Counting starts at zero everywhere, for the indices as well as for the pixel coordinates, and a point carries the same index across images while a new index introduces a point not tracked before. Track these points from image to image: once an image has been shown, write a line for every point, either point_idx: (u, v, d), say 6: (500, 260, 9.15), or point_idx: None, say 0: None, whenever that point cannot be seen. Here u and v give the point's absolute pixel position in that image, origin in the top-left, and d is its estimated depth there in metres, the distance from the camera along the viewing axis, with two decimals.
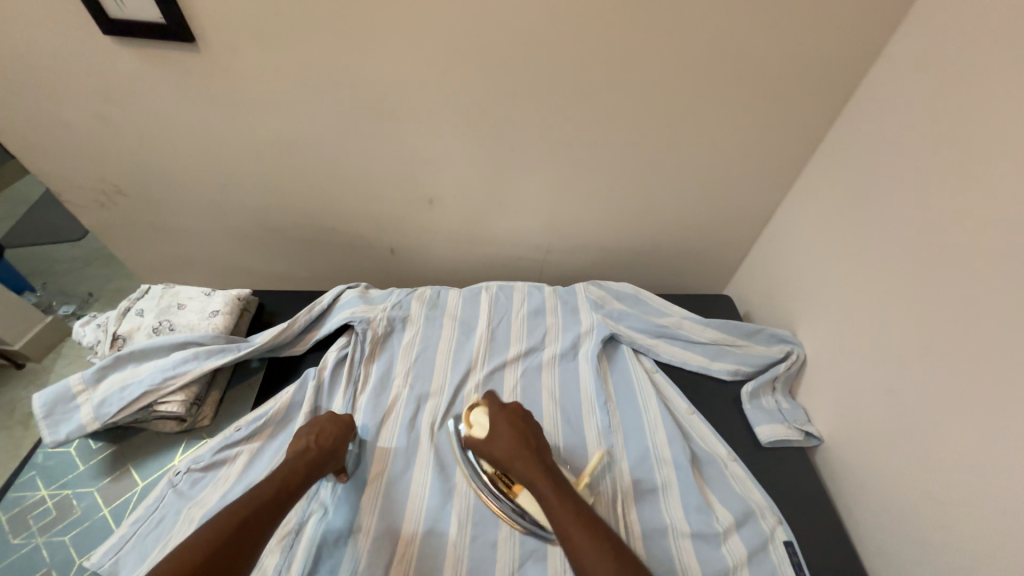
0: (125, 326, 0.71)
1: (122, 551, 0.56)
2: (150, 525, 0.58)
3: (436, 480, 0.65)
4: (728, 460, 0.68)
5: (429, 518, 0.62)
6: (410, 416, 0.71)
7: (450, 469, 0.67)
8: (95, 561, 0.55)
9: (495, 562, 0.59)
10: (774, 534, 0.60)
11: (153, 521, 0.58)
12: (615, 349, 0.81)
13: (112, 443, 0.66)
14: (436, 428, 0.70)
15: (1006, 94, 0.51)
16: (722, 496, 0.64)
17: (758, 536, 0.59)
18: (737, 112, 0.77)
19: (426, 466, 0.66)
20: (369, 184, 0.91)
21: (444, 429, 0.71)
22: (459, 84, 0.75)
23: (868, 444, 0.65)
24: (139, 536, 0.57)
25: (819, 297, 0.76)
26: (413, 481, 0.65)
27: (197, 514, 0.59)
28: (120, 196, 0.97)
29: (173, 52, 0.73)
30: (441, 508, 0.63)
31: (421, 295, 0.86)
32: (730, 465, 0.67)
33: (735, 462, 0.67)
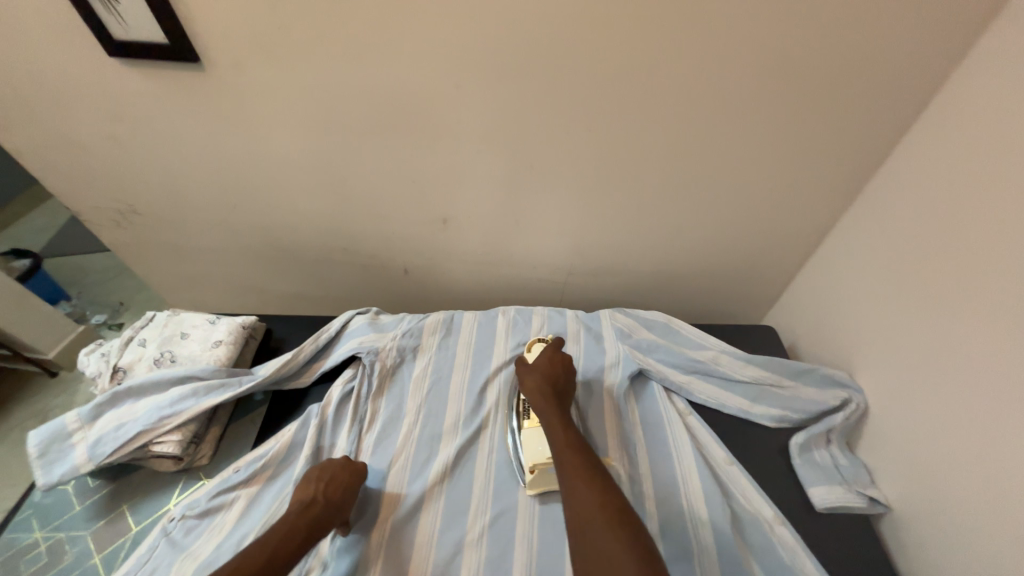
0: (126, 358, 0.68)
1: None
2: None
3: (445, 539, 0.58)
4: (775, 524, 0.58)
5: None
6: (422, 460, 0.65)
7: (461, 519, 0.60)
8: None
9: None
10: None
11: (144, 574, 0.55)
12: (644, 385, 0.73)
13: (108, 482, 0.64)
14: (448, 474, 0.64)
15: None
16: (768, 566, 0.55)
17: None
18: (785, 126, 0.68)
19: (435, 514, 0.60)
20: (382, 204, 0.87)
21: (458, 475, 0.64)
22: (475, 99, 0.70)
23: (950, 517, 0.55)
24: None
25: (884, 336, 0.66)
26: (419, 533, 0.59)
27: (189, 567, 0.55)
28: (137, 215, 0.96)
29: (178, 72, 0.71)
30: (450, 564, 0.56)
31: (434, 321, 0.80)
32: (778, 529, 0.58)
33: (783, 527, 0.58)
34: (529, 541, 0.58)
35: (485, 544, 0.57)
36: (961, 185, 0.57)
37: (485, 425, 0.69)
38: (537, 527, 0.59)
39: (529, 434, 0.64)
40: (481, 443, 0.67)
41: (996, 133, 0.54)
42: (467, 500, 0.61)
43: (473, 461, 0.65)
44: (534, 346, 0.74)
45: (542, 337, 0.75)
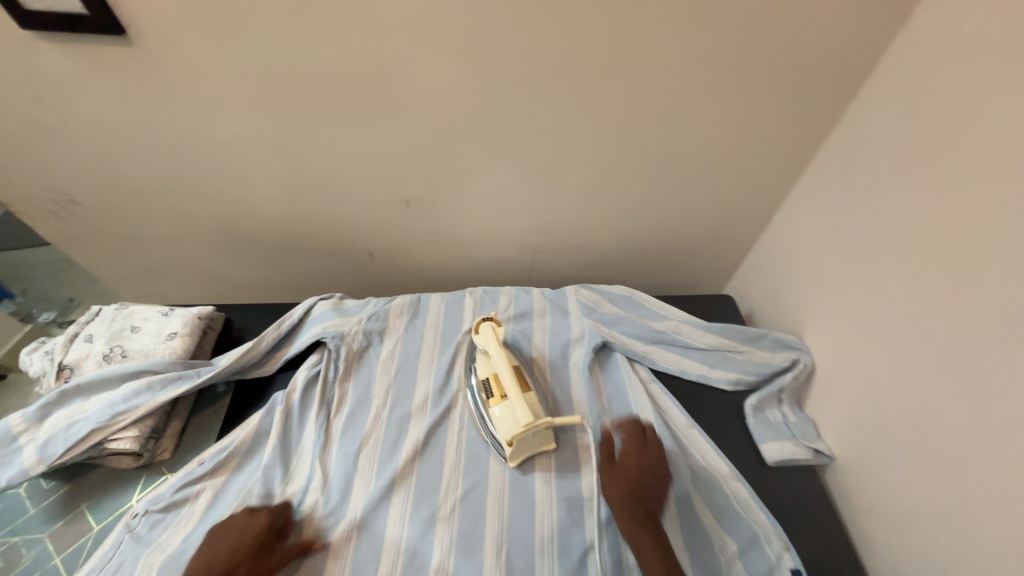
0: (73, 355, 0.65)
1: None
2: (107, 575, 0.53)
3: (417, 514, 0.59)
4: (730, 479, 0.62)
5: (411, 557, 0.56)
6: (391, 441, 0.65)
7: (434, 495, 0.60)
8: None
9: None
10: (780, 562, 0.55)
11: (111, 570, 0.54)
12: (608, 357, 0.75)
13: (64, 483, 0.61)
14: (419, 453, 0.64)
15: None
16: (721, 518, 0.59)
17: (760, 567, 0.56)
18: (740, 96, 0.69)
19: (406, 492, 0.61)
20: (340, 185, 0.84)
21: (428, 453, 0.64)
22: (428, 73, 0.68)
23: (882, 462, 0.60)
24: None
25: (830, 300, 0.70)
26: (389, 514, 0.59)
27: (156, 562, 0.54)
28: (76, 204, 0.90)
29: (103, 47, 0.65)
30: (423, 535, 0.57)
31: (400, 303, 0.79)
32: (733, 484, 0.62)
33: (737, 482, 0.62)
34: (501, 511, 0.59)
35: (456, 518, 0.58)
36: (902, 155, 0.60)
37: (454, 404, 0.69)
38: (509, 497, 0.60)
39: (500, 409, 0.62)
40: (450, 420, 0.67)
41: (935, 104, 0.56)
42: (438, 476, 0.62)
43: (444, 439, 0.66)
44: (480, 328, 0.69)
45: (488, 317, 0.70)
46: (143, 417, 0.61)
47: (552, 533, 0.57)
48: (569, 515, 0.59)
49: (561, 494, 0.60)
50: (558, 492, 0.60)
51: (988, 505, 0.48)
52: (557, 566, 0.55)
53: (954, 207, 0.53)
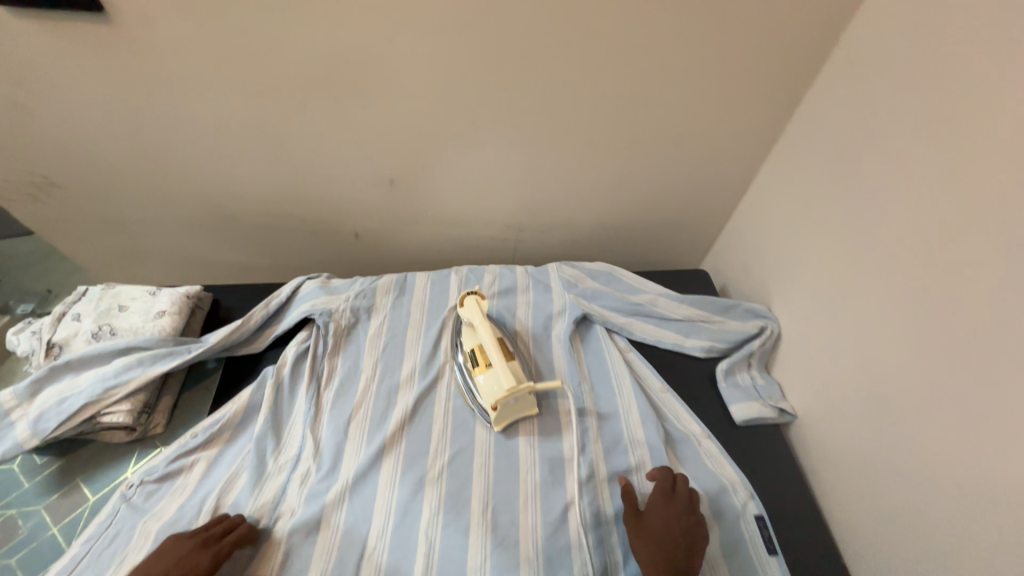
0: (61, 333, 0.66)
1: (76, 571, 0.53)
2: (103, 542, 0.55)
3: (408, 477, 0.61)
4: (702, 438, 0.67)
5: (401, 517, 0.58)
6: (381, 410, 0.68)
7: (424, 459, 0.63)
8: None
9: (465, 550, 0.55)
10: (746, 508, 0.61)
11: (107, 539, 0.55)
12: (588, 329, 0.78)
13: (57, 458, 0.63)
14: (408, 421, 0.66)
15: (983, 58, 0.49)
16: (693, 475, 0.64)
17: (727, 516, 0.61)
18: (712, 75, 0.72)
19: (397, 457, 0.63)
20: (326, 166, 0.85)
21: (417, 421, 0.67)
22: (411, 53, 0.69)
23: (838, 417, 0.65)
24: (92, 554, 0.54)
25: (796, 270, 0.75)
26: (380, 478, 0.61)
27: (154, 528, 0.56)
28: (55, 187, 0.89)
29: (81, 24, 0.65)
30: (413, 497, 0.60)
31: (387, 282, 0.81)
32: (704, 442, 0.67)
33: (709, 440, 0.67)
34: (487, 471, 0.62)
35: (445, 479, 0.61)
36: (861, 131, 0.64)
37: (441, 376, 0.71)
38: (494, 460, 0.63)
39: (484, 378, 0.65)
40: (438, 390, 0.70)
41: (889, 82, 0.60)
42: (427, 442, 0.65)
43: (432, 407, 0.68)
44: (466, 301, 0.71)
45: (473, 290, 0.73)
46: (135, 392, 0.63)
47: (534, 491, 0.61)
48: (552, 476, 0.62)
49: (543, 455, 0.64)
50: (542, 454, 0.64)
51: (929, 449, 0.53)
52: (540, 521, 0.58)
53: (905, 178, 0.57)
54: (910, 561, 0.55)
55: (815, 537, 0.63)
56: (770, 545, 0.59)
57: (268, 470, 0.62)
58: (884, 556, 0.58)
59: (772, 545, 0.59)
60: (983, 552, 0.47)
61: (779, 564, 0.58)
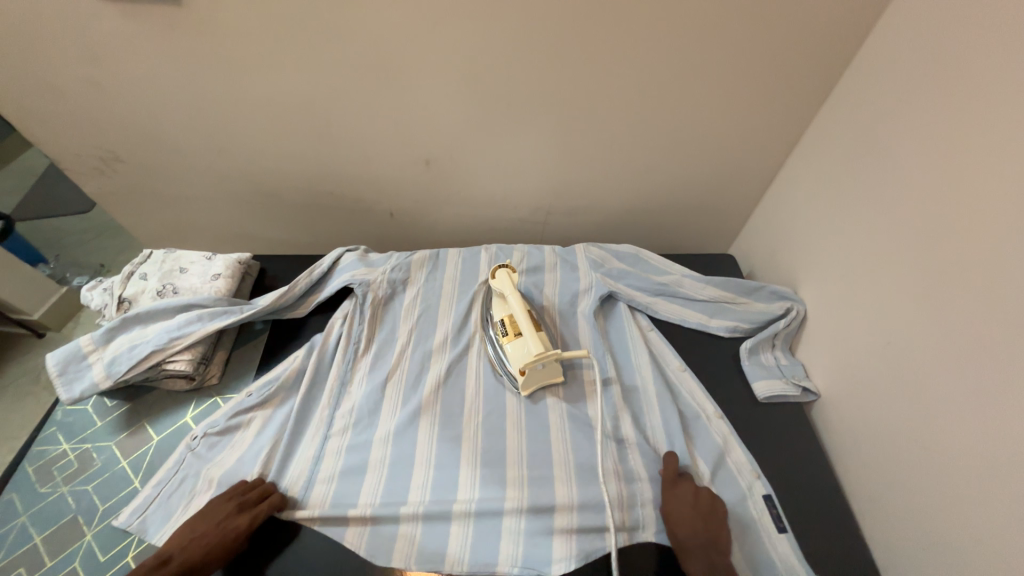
0: (130, 290, 0.72)
1: (148, 511, 0.59)
2: (173, 485, 0.61)
3: (444, 433, 0.66)
4: (713, 418, 0.69)
5: (439, 465, 0.63)
6: (415, 374, 0.72)
7: (458, 419, 0.67)
8: (123, 519, 0.58)
9: (502, 500, 0.59)
10: (752, 488, 0.63)
11: (175, 482, 0.61)
12: (612, 307, 0.80)
13: (126, 401, 0.69)
14: (442, 383, 0.70)
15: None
16: (707, 451, 0.65)
17: (736, 489, 0.63)
18: (744, 59, 0.73)
19: (433, 416, 0.67)
20: (364, 144, 0.89)
21: (449, 384, 0.71)
22: (449, 35, 0.72)
23: (860, 398, 0.66)
24: (163, 497, 0.60)
25: (823, 254, 0.75)
26: (418, 435, 0.65)
27: (215, 475, 0.61)
28: (119, 162, 0.97)
29: (150, 7, 0.70)
30: (450, 453, 0.64)
31: (421, 257, 0.84)
32: (715, 421, 0.68)
33: (721, 421, 0.68)
34: (519, 432, 0.66)
35: (479, 438, 0.65)
36: (896, 111, 0.63)
37: (472, 344, 0.75)
38: (526, 422, 0.67)
39: (513, 346, 0.68)
40: (468, 358, 0.74)
41: (928, 60, 0.59)
42: (459, 404, 0.69)
43: (462, 374, 0.72)
44: (497, 273, 0.73)
45: (504, 264, 0.75)
46: (195, 345, 0.68)
47: (565, 450, 0.64)
48: (580, 437, 0.65)
49: (571, 420, 0.67)
50: (570, 418, 0.67)
51: (950, 428, 0.53)
52: (573, 477, 0.61)
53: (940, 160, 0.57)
54: (927, 537, 0.56)
55: (832, 510, 0.65)
56: (779, 523, 0.60)
57: (311, 422, 0.67)
58: (901, 532, 0.59)
59: (781, 524, 0.60)
60: (1000, 529, 0.47)
61: (789, 541, 0.59)
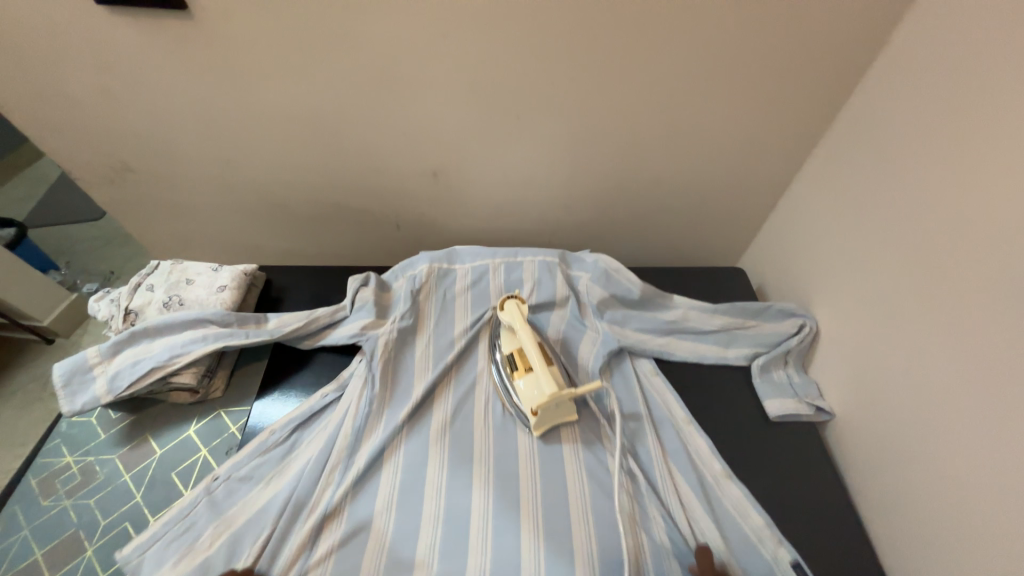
0: (137, 301, 0.72)
1: (152, 550, 0.55)
2: (179, 530, 0.56)
3: (452, 484, 0.61)
4: (722, 479, 0.63)
5: (448, 520, 0.59)
6: (419, 415, 0.67)
7: (468, 464, 0.63)
8: (125, 555, 0.55)
9: (518, 558, 0.55)
10: (778, 558, 0.57)
11: (183, 526, 0.56)
12: (619, 364, 0.74)
13: (130, 413, 0.69)
14: (448, 424, 0.66)
15: None
16: (724, 527, 0.59)
17: (760, 564, 0.56)
18: (752, 72, 0.72)
19: (439, 466, 0.63)
20: (372, 155, 0.89)
21: (456, 425, 0.67)
22: (457, 48, 0.72)
23: (875, 417, 0.64)
24: (171, 536, 0.56)
25: (836, 269, 0.74)
26: (427, 485, 0.61)
27: (226, 531, 0.56)
28: (129, 172, 0.98)
29: (162, 22, 0.71)
30: (466, 497, 0.60)
31: (429, 291, 0.76)
32: (723, 483, 0.63)
33: (729, 482, 0.62)
34: (532, 478, 0.62)
35: (490, 484, 0.61)
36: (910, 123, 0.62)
37: (479, 381, 0.72)
38: (541, 466, 0.64)
39: (524, 382, 0.65)
40: (477, 396, 0.70)
41: (942, 72, 0.58)
42: (468, 457, 0.64)
43: (471, 412, 0.68)
44: (506, 305, 0.70)
45: (514, 294, 0.72)
46: (196, 363, 0.67)
47: (585, 502, 0.61)
48: (599, 489, 0.62)
49: (590, 473, 0.63)
50: (584, 462, 0.64)
51: (970, 450, 0.52)
52: (596, 547, 0.57)
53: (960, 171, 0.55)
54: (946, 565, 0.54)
55: (848, 534, 0.63)
56: None
57: (310, 498, 0.59)
58: (920, 558, 0.57)
59: None
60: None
61: None
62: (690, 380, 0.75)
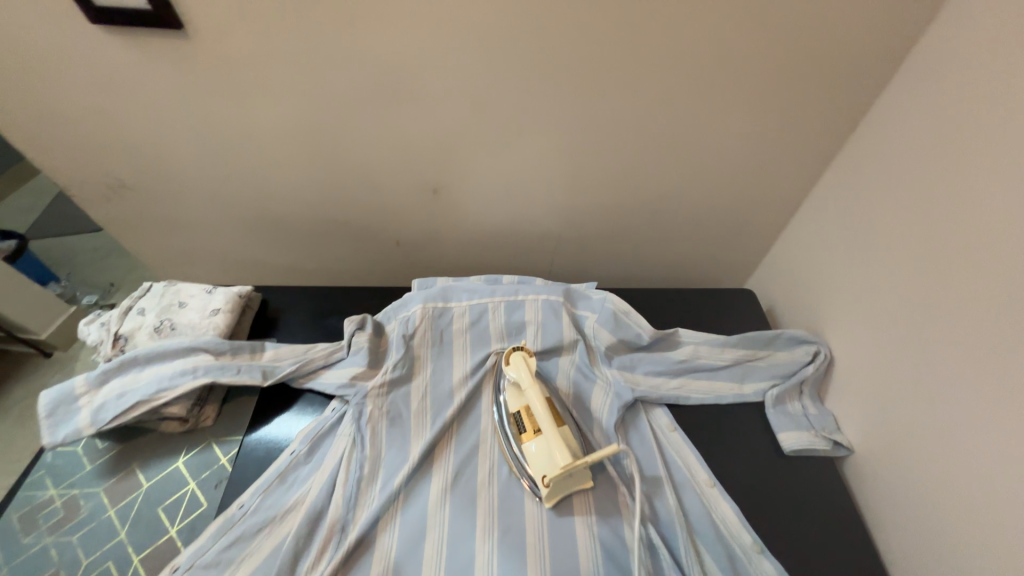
0: (127, 326, 0.70)
1: None
2: None
3: (452, 562, 0.56)
4: (753, 552, 0.58)
5: None
6: (415, 481, 0.63)
7: (468, 540, 0.58)
8: None
9: None
10: None
11: None
12: (634, 419, 0.69)
13: (117, 443, 0.66)
14: (449, 490, 0.62)
15: None
16: None
17: None
18: (764, 91, 0.70)
19: (438, 543, 0.58)
20: (374, 173, 0.87)
21: (458, 489, 0.62)
22: (463, 67, 0.71)
23: (902, 454, 0.62)
24: None
25: (853, 294, 0.71)
26: (424, 566, 0.56)
27: None
28: (127, 189, 0.96)
29: (163, 42, 0.70)
30: None
31: (425, 336, 0.73)
32: (755, 559, 0.58)
33: (761, 556, 0.58)
34: (541, 555, 0.57)
35: (496, 564, 0.56)
36: (940, 143, 0.60)
37: (484, 439, 0.67)
38: (550, 541, 0.58)
39: (535, 446, 0.61)
40: (480, 457, 0.65)
41: (976, 92, 0.56)
42: (471, 530, 0.58)
43: (473, 476, 0.63)
44: (512, 357, 0.65)
45: (520, 345, 0.68)
46: (185, 395, 0.65)
47: None
48: (617, 566, 0.56)
49: (607, 550, 0.57)
50: (600, 539, 0.58)
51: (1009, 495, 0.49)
52: None
53: (995, 195, 0.53)
54: None
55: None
56: None
57: None
58: None
59: None
60: None
61: None
62: (704, 408, 0.73)
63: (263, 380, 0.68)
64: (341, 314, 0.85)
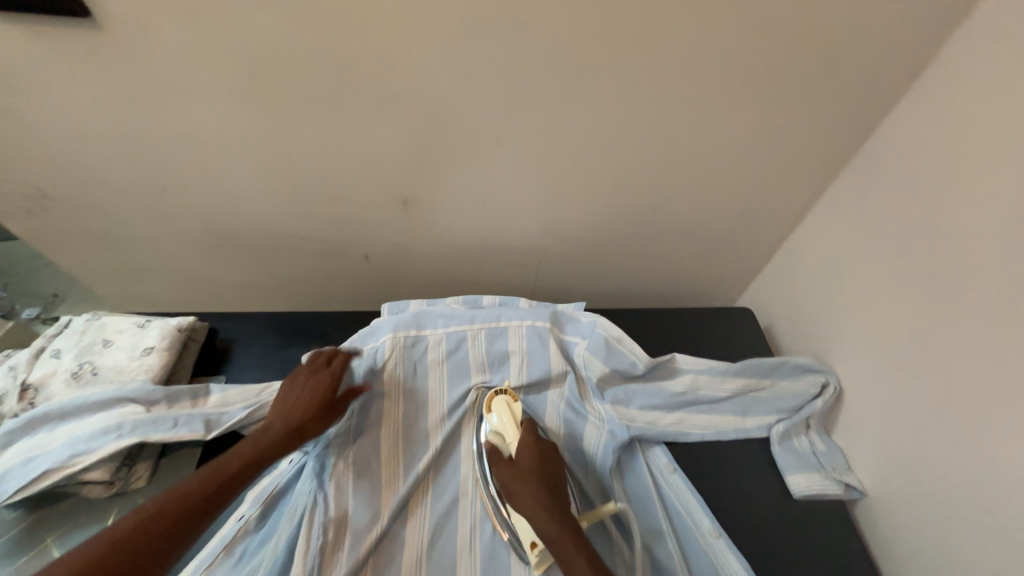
0: (38, 372, 0.60)
1: None
2: None
3: None
4: None
5: None
6: (385, 547, 0.55)
7: None
8: None
9: None
10: None
11: None
12: (631, 460, 0.64)
13: (29, 513, 0.56)
14: (425, 557, 0.55)
15: None
16: None
17: None
18: (768, 100, 0.64)
19: None
20: (338, 184, 0.78)
21: (436, 555, 0.55)
22: (434, 71, 0.62)
23: (913, 497, 0.58)
24: None
25: (861, 320, 0.66)
26: None
27: None
28: (51, 201, 0.83)
29: (74, 37, 0.59)
30: None
31: (395, 370, 0.65)
32: None
33: None
34: None
35: None
36: (964, 162, 0.54)
37: (464, 493, 0.60)
38: None
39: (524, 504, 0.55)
40: (460, 514, 0.58)
41: (1010, 107, 0.50)
42: None
43: (452, 537, 0.56)
44: (494, 404, 0.62)
45: (502, 388, 0.64)
46: (107, 457, 0.55)
47: None
48: None
49: None
50: None
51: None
52: None
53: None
54: None
55: None
56: None
57: None
58: None
59: None
60: None
61: None
62: (704, 444, 0.67)
63: (207, 433, 0.58)
64: (304, 345, 0.76)
